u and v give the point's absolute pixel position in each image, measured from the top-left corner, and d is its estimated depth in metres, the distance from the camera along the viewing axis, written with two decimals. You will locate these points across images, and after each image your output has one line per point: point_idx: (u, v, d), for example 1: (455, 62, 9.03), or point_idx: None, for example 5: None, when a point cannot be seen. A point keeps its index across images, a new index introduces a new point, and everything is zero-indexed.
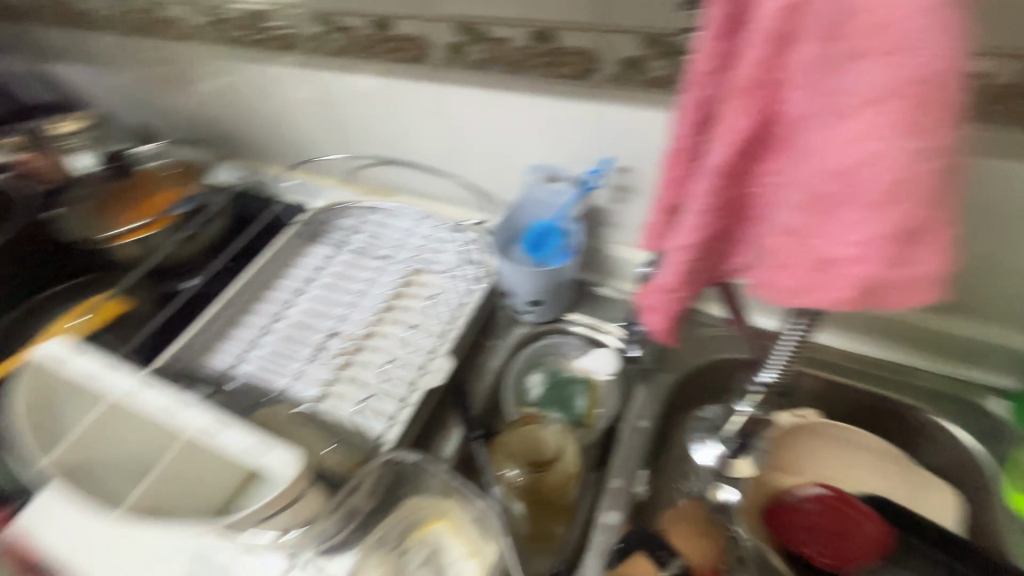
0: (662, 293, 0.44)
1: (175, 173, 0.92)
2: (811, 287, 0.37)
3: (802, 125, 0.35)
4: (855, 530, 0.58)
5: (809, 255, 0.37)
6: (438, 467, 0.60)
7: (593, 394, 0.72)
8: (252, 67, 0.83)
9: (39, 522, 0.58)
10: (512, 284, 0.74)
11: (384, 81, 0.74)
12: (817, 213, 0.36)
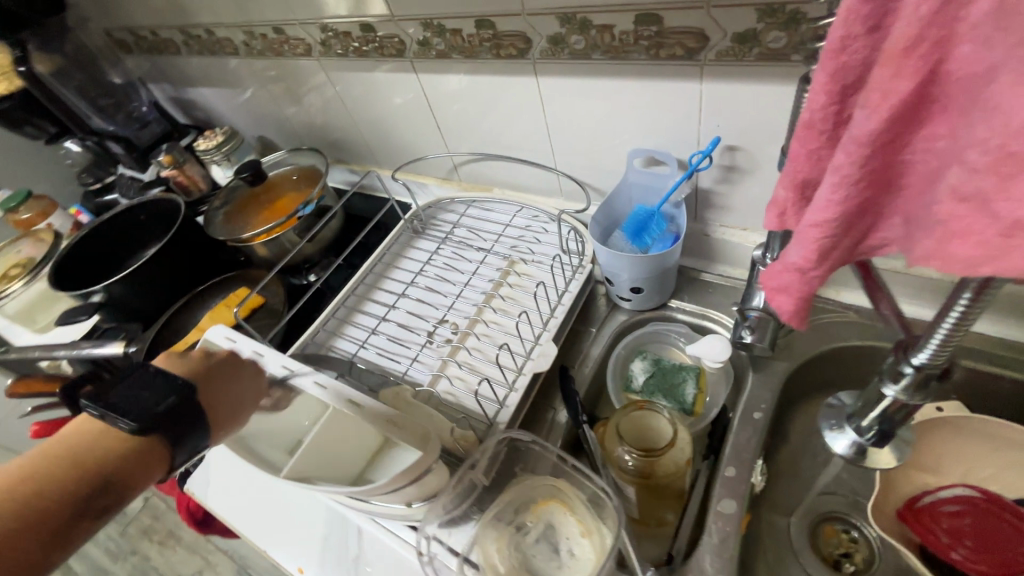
0: (792, 272, 0.40)
1: (300, 178, 1.05)
2: (988, 260, 0.29)
3: (988, 75, 0.27)
4: (1007, 533, 0.58)
5: (995, 223, 0.28)
6: (549, 449, 0.63)
7: (702, 382, 0.72)
8: (371, 83, 0.91)
9: (204, 488, 0.75)
10: (613, 270, 0.75)
11: (472, 78, 0.78)
12: (1001, 181, 0.27)
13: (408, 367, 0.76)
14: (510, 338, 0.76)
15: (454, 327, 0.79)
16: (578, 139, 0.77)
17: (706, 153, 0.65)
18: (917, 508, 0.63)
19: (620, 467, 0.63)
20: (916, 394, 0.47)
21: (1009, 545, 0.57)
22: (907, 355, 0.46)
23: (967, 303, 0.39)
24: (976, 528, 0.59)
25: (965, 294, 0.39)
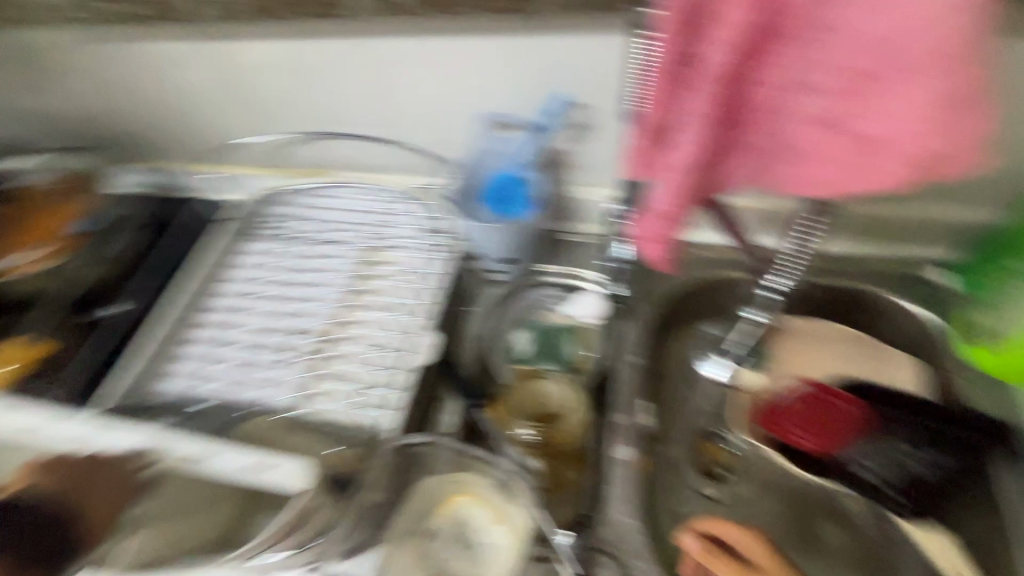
0: (661, 215, 0.43)
1: (59, 185, 0.79)
2: (865, 165, 0.40)
3: (821, 13, 0.37)
4: (839, 415, 0.64)
5: (850, 137, 0.40)
6: (444, 444, 0.59)
7: (582, 339, 0.74)
8: (166, 56, 0.75)
9: None
10: (482, 244, 0.74)
11: (301, 43, 0.70)
12: (859, 98, 0.38)
13: (265, 393, 0.64)
14: (384, 335, 0.68)
15: (316, 334, 0.69)
16: (427, 108, 0.73)
17: (558, 112, 0.66)
18: (771, 417, 0.67)
19: (523, 445, 0.61)
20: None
21: (841, 426, 0.64)
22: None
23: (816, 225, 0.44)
24: (817, 419, 0.65)
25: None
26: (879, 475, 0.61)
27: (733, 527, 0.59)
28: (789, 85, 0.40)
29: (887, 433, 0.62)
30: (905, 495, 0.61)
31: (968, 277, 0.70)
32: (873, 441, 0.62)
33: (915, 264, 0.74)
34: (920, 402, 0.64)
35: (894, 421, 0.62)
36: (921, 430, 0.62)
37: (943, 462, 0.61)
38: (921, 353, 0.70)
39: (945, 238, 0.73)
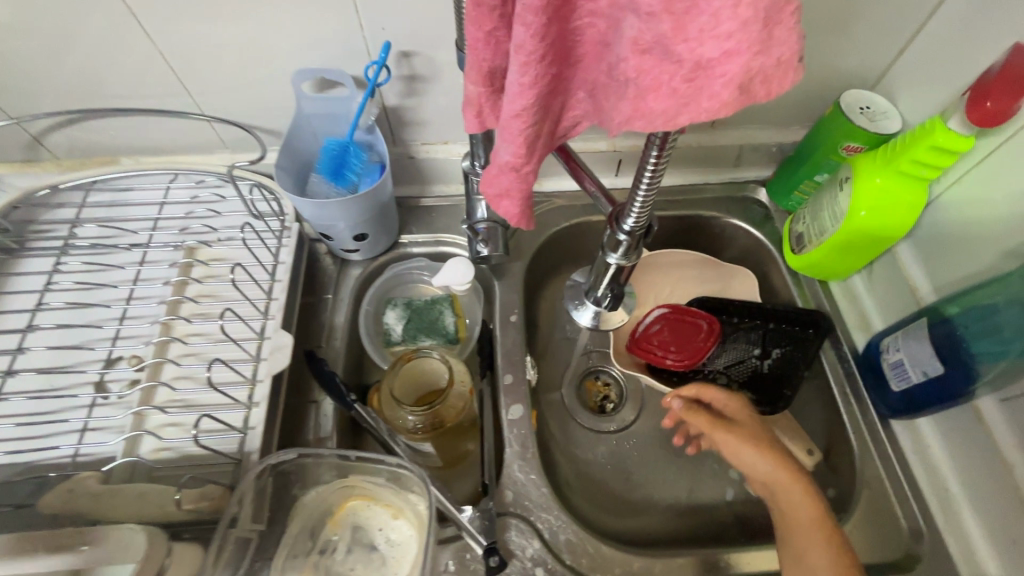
0: (510, 172, 0.38)
1: None
2: (680, 108, 0.29)
3: None
4: (694, 330, 0.70)
5: (673, 69, 0.28)
6: (325, 454, 0.52)
7: (457, 307, 0.68)
8: None
9: None
10: (326, 225, 0.64)
11: None
12: (675, 20, 0.27)
13: (77, 445, 0.52)
14: (225, 348, 0.58)
15: (135, 362, 0.57)
16: (215, 71, 0.58)
17: (381, 63, 0.56)
18: (639, 344, 0.71)
19: (408, 431, 0.56)
20: (634, 251, 0.53)
21: (698, 339, 0.70)
22: (621, 222, 0.51)
23: (657, 158, 0.42)
24: (678, 338, 0.70)
25: (654, 152, 0.42)
26: (732, 377, 0.69)
27: (722, 391, 0.60)
28: (616, 9, 0.30)
29: (733, 340, 0.70)
30: (756, 393, 0.67)
31: (783, 190, 0.75)
32: (721, 347, 0.71)
33: (748, 187, 0.79)
34: (760, 311, 0.71)
35: (738, 329, 0.71)
36: (759, 335, 0.70)
37: (782, 358, 0.68)
38: (755, 265, 0.79)
39: (770, 159, 0.77)
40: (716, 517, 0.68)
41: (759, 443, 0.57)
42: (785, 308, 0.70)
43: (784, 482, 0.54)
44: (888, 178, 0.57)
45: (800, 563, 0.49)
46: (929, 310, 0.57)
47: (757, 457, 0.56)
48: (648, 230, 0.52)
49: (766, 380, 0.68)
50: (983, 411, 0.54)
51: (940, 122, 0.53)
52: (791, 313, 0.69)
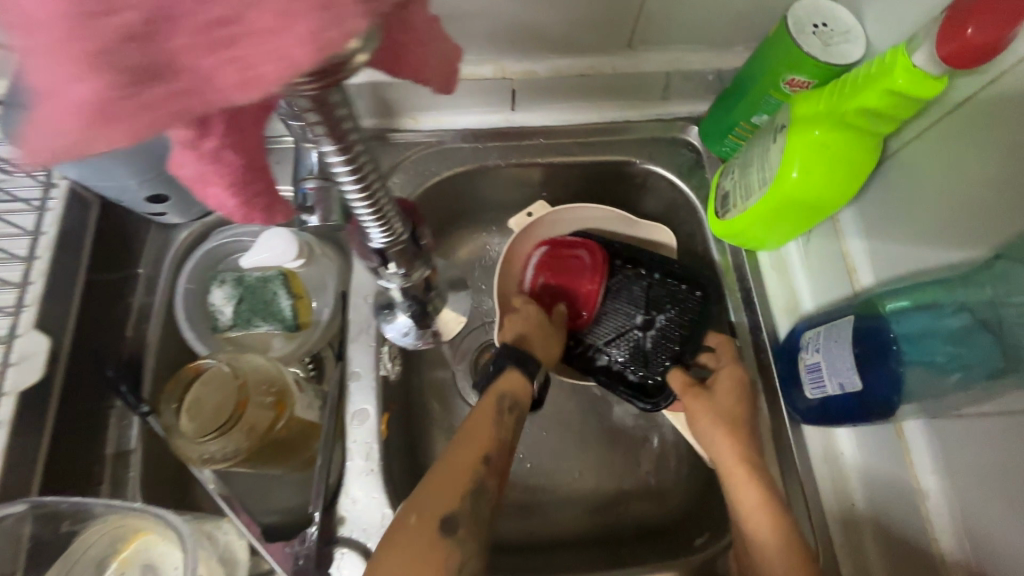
0: (190, 153, 0.24)
1: None
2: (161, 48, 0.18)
3: None
4: (579, 271, 0.59)
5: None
6: (82, 501, 0.43)
7: (295, 285, 0.55)
8: None
9: None
10: (102, 184, 0.48)
11: None
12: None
13: None
14: None
15: None
16: None
17: None
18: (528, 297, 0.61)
19: (214, 461, 0.44)
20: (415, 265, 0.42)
21: (583, 281, 0.58)
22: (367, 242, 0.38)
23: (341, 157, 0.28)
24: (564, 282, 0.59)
25: (342, 163, 0.28)
26: (614, 358, 0.57)
27: (728, 363, 0.54)
28: None
29: (617, 297, 0.58)
30: (639, 374, 0.56)
31: (715, 132, 0.60)
32: (604, 310, 0.58)
33: (678, 126, 0.63)
34: (647, 259, 0.59)
35: (623, 281, 0.58)
36: (644, 294, 0.57)
37: (668, 326, 0.56)
38: (680, 223, 0.65)
39: (704, 89, 0.61)
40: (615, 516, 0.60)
41: (730, 423, 0.50)
42: (672, 268, 0.58)
43: (727, 448, 0.49)
44: (828, 130, 0.43)
45: (748, 556, 0.45)
46: (863, 302, 0.46)
47: (710, 417, 0.50)
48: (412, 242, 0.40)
49: (647, 359, 0.56)
50: (905, 431, 0.44)
51: (902, 56, 0.38)
52: (670, 266, 0.58)
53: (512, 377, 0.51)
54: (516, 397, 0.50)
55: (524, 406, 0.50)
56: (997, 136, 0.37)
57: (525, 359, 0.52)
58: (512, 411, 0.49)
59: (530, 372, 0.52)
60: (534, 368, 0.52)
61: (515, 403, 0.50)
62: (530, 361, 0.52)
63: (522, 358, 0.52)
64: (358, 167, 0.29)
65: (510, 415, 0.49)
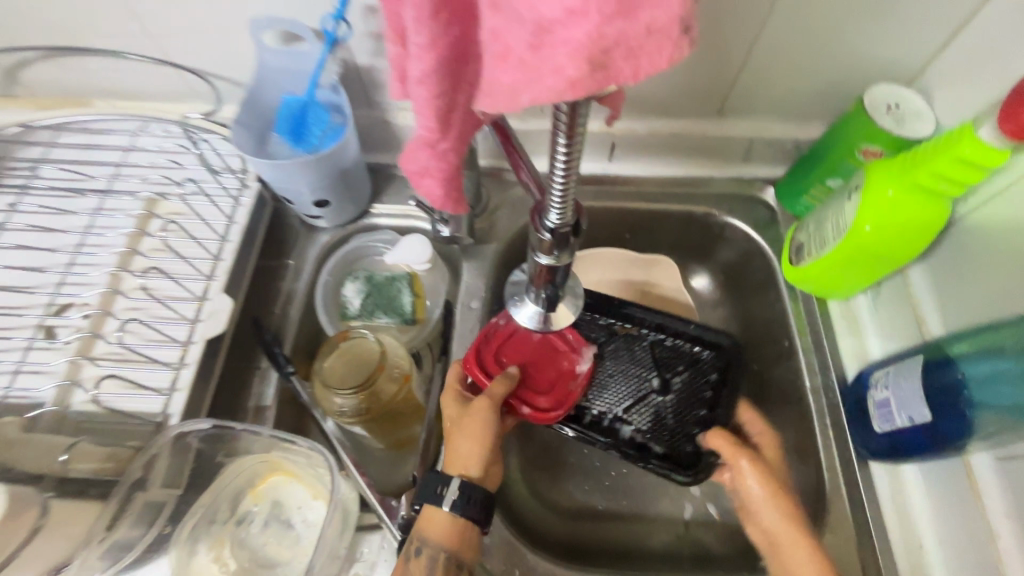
0: (428, 148, 0.33)
1: None
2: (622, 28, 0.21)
3: None
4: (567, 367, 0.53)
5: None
6: (244, 431, 0.49)
7: (417, 286, 0.65)
8: None
9: None
10: (286, 188, 0.60)
11: None
12: None
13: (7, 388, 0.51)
14: (161, 306, 0.57)
15: (83, 310, 0.56)
16: (174, 15, 0.55)
17: (337, 17, 0.51)
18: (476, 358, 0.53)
19: (338, 415, 0.53)
20: (568, 255, 0.37)
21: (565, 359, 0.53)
22: (542, 217, 0.35)
23: (566, 147, 0.28)
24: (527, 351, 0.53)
25: (563, 140, 0.28)
26: (637, 426, 0.57)
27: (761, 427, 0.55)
28: None
29: (614, 360, 0.59)
30: (665, 445, 0.56)
31: (792, 192, 0.67)
32: (606, 373, 0.59)
33: (757, 186, 0.71)
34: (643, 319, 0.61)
35: (624, 340, 0.60)
36: (650, 357, 0.59)
37: (685, 389, 0.58)
38: (752, 272, 0.71)
39: (782, 156, 0.69)
40: (654, 537, 0.63)
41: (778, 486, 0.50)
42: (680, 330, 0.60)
43: (791, 526, 0.47)
44: (901, 192, 0.50)
45: None
46: (930, 347, 0.50)
47: (760, 485, 0.50)
48: (576, 230, 0.35)
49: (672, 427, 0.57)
50: (975, 468, 0.47)
51: (968, 130, 0.45)
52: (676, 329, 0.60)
53: (432, 519, 0.45)
54: (430, 540, 0.45)
55: (443, 546, 0.45)
56: None
57: (433, 486, 0.46)
58: (422, 559, 0.44)
59: (435, 500, 0.45)
60: (437, 494, 0.45)
61: (426, 544, 0.45)
62: (435, 484, 0.46)
63: (425, 490, 0.46)
64: (570, 161, 0.29)
65: (423, 563, 0.44)
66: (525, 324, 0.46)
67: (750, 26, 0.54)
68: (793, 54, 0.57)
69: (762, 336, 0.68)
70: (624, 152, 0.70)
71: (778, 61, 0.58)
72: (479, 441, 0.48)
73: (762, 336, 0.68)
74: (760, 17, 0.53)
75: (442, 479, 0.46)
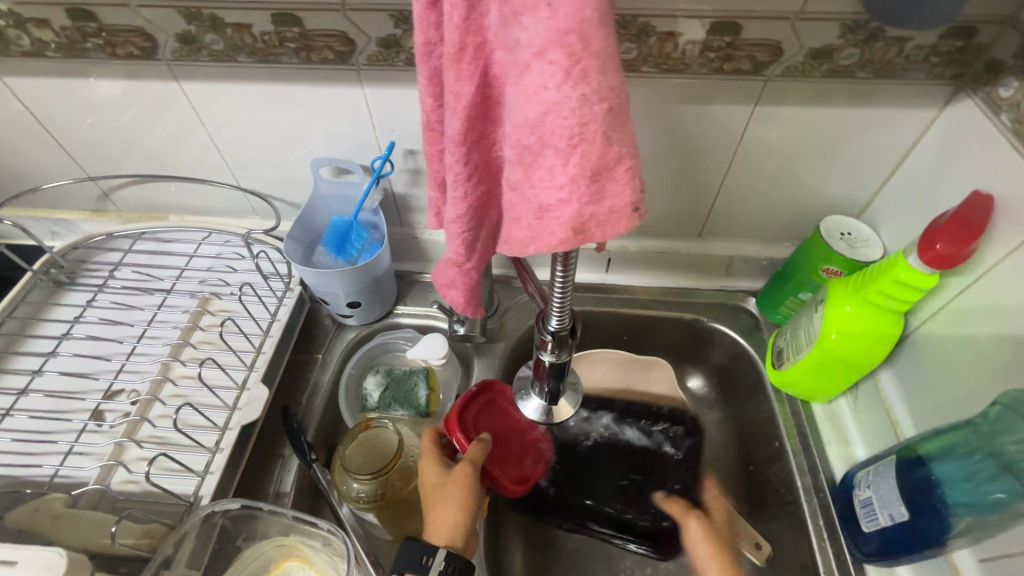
0: (456, 268, 0.42)
1: None
2: (597, 203, 0.24)
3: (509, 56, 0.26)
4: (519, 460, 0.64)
5: (581, 170, 0.24)
6: (271, 512, 0.53)
7: (432, 382, 0.71)
8: None
9: None
10: (323, 291, 0.69)
11: (121, 87, 0.62)
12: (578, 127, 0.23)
13: (57, 467, 0.56)
14: (206, 394, 0.63)
15: (132, 396, 0.63)
16: (251, 152, 0.68)
17: (384, 158, 0.64)
18: (452, 418, 0.60)
19: (353, 499, 0.56)
20: (566, 353, 0.44)
21: (519, 477, 0.63)
22: (545, 323, 0.42)
23: (562, 275, 0.36)
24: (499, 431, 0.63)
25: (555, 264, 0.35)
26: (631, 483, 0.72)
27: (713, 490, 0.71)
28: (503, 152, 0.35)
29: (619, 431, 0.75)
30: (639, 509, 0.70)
31: (770, 303, 0.75)
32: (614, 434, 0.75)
33: (739, 296, 0.79)
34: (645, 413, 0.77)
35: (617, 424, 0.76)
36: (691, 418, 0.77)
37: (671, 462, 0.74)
38: (742, 373, 0.77)
39: (759, 271, 0.78)
40: None
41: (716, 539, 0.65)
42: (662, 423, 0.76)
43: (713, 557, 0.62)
44: (857, 307, 0.57)
45: None
46: (903, 447, 0.55)
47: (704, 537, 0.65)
48: (572, 332, 0.43)
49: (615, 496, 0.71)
50: (960, 564, 0.50)
51: (902, 256, 0.53)
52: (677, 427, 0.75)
53: None
54: None
55: None
56: (993, 322, 0.50)
57: (420, 556, 0.47)
58: None
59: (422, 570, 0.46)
60: (426, 565, 0.46)
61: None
62: (422, 553, 0.47)
63: (413, 558, 0.46)
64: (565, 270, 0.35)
65: None
66: (531, 416, 0.52)
67: (717, 169, 0.66)
68: (757, 190, 0.68)
69: (755, 437, 0.72)
70: (621, 265, 0.79)
71: (745, 195, 0.69)
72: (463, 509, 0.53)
73: (755, 437, 0.72)
74: (724, 163, 0.65)
75: (428, 550, 0.47)
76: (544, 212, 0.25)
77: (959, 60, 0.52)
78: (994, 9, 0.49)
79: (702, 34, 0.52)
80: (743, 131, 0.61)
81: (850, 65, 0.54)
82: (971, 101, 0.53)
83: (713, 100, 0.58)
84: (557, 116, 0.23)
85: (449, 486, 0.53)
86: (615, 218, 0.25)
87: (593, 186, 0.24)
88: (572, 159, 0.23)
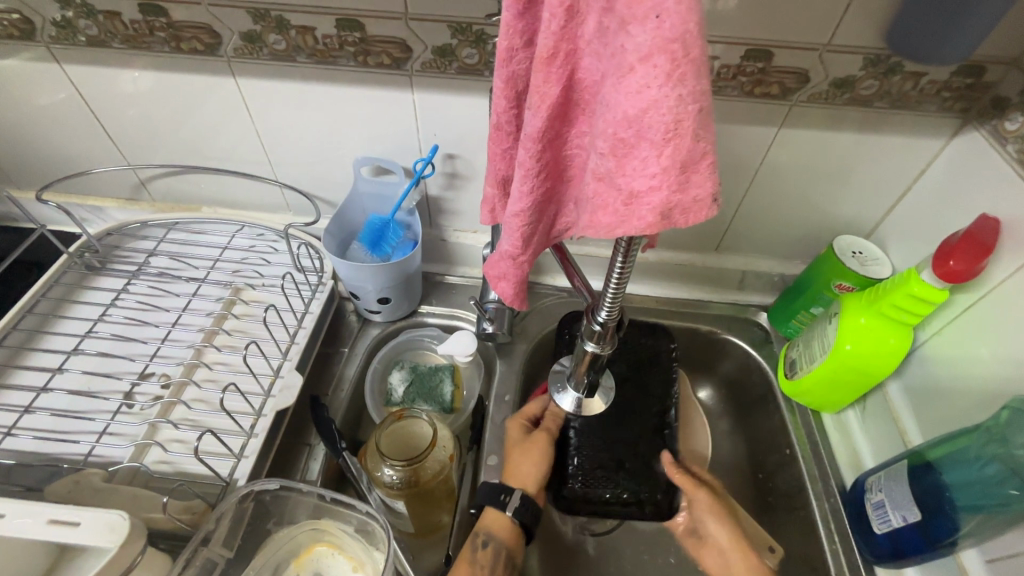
0: (510, 262, 0.44)
1: None
2: (682, 193, 0.28)
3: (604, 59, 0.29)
4: None
5: (673, 163, 0.27)
6: (305, 492, 0.54)
7: (457, 379, 0.72)
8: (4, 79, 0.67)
9: None
10: (355, 285, 0.71)
11: (178, 80, 0.65)
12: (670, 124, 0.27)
13: (93, 446, 0.56)
14: (241, 381, 0.64)
15: (164, 379, 0.64)
16: (296, 149, 0.71)
17: (427, 160, 0.67)
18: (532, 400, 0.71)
19: (385, 485, 0.58)
20: (609, 346, 0.47)
21: None
22: (594, 315, 0.45)
23: (621, 267, 0.38)
24: None
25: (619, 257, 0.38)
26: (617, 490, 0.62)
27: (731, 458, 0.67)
28: (573, 150, 0.38)
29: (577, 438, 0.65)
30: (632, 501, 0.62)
31: (782, 316, 0.78)
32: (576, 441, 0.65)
33: (751, 310, 0.83)
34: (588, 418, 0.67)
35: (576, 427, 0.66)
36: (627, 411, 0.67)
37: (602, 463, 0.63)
38: (753, 384, 0.79)
39: (771, 286, 0.82)
40: None
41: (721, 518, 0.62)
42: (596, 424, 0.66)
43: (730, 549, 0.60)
44: (871, 318, 0.61)
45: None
46: (914, 454, 0.58)
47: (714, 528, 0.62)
48: (619, 324, 0.46)
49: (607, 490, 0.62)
50: (966, 563, 0.53)
51: (914, 272, 0.57)
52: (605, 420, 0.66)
53: (496, 517, 0.58)
54: (493, 535, 0.57)
55: (504, 542, 0.57)
56: (999, 338, 0.54)
57: (499, 495, 0.58)
58: (488, 550, 0.56)
59: (501, 505, 0.58)
60: (503, 501, 0.58)
61: (492, 538, 0.57)
62: (501, 493, 0.59)
63: (493, 495, 0.58)
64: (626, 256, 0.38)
65: (488, 554, 0.56)
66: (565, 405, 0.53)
67: (738, 186, 0.70)
68: (774, 208, 0.72)
69: (765, 445, 0.75)
70: (640, 274, 0.82)
71: (761, 212, 0.73)
72: (539, 462, 0.61)
73: (766, 445, 0.75)
74: (745, 181, 0.69)
75: (506, 490, 0.59)
76: (633, 199, 0.28)
77: (967, 96, 0.57)
78: (999, 53, 0.54)
79: (735, 60, 0.57)
80: (766, 151, 0.65)
81: (869, 95, 0.59)
82: (978, 133, 0.58)
83: (739, 121, 0.62)
84: (656, 112, 0.26)
85: (528, 444, 0.62)
86: (696, 205, 0.28)
87: (680, 177, 0.27)
88: (665, 151, 0.27)
